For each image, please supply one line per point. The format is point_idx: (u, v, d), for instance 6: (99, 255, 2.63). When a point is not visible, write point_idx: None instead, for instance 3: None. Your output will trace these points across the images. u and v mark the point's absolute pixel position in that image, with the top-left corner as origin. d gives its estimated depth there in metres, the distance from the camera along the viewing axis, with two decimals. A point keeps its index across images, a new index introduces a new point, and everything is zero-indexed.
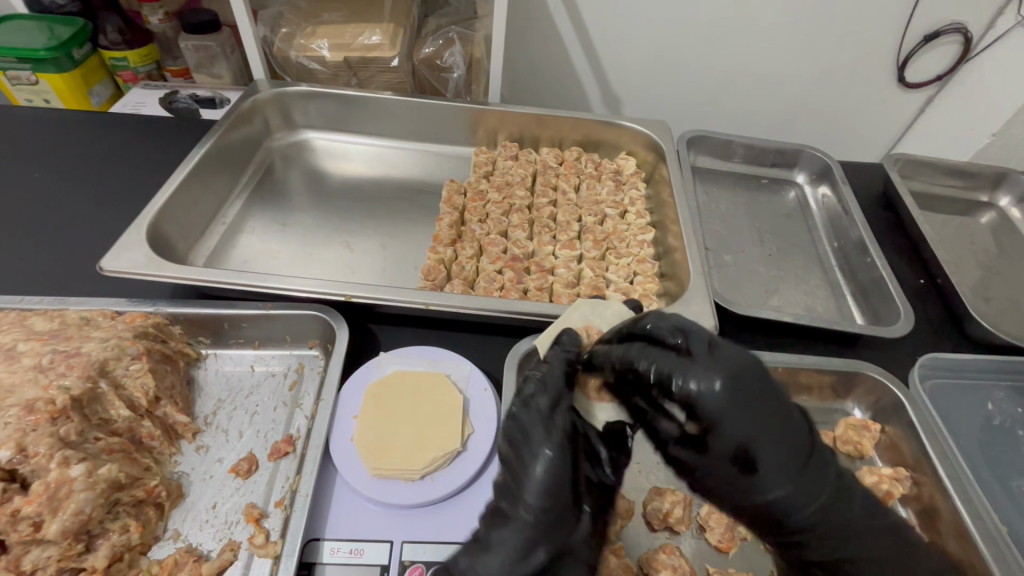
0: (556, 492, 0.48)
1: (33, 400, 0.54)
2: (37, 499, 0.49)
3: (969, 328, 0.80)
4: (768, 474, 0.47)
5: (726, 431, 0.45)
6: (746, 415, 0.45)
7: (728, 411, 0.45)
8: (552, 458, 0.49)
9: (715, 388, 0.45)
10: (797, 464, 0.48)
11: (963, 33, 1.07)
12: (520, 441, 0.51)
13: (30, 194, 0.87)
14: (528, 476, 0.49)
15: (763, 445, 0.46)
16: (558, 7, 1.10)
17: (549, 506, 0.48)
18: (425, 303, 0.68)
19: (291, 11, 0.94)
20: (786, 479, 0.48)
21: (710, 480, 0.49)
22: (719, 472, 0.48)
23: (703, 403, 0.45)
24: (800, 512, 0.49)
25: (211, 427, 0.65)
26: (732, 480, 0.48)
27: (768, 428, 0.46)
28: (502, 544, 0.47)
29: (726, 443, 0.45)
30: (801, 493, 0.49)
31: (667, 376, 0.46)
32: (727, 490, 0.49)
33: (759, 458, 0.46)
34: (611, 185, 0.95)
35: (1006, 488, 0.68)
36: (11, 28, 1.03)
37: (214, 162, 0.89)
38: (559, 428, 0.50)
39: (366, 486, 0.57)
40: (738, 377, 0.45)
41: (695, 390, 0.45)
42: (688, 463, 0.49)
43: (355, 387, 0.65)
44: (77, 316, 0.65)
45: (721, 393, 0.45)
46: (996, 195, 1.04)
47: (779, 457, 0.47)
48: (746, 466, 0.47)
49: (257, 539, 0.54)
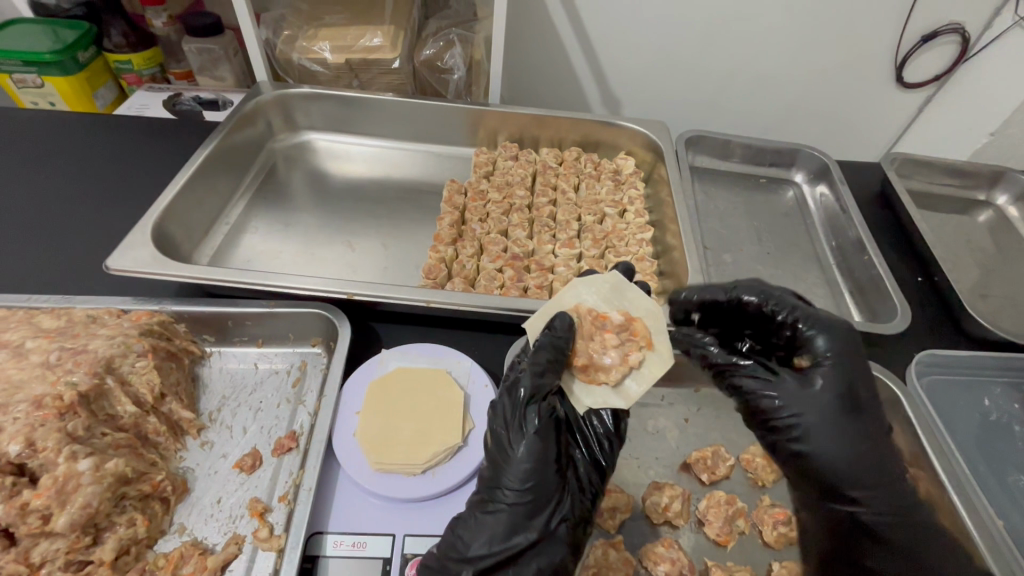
0: (529, 477, 0.49)
1: (41, 396, 0.55)
2: (46, 492, 0.50)
3: (965, 325, 0.80)
4: (817, 434, 0.55)
5: (820, 376, 0.56)
6: (849, 362, 0.56)
7: (842, 352, 0.57)
8: (528, 444, 0.49)
9: (820, 337, 0.58)
10: (850, 446, 0.54)
11: (959, 33, 1.08)
12: (499, 426, 0.52)
13: (36, 194, 0.89)
14: (505, 460, 0.50)
15: (813, 399, 0.55)
16: (558, 9, 1.11)
17: (523, 490, 0.49)
18: (426, 300, 0.69)
19: (293, 14, 0.96)
20: (867, 434, 0.55)
21: (806, 414, 0.55)
22: (823, 409, 0.55)
23: (824, 352, 0.57)
24: (838, 453, 0.54)
25: (215, 423, 0.65)
26: (823, 420, 0.55)
27: (845, 375, 0.56)
28: (480, 523, 0.48)
29: (774, 372, 0.58)
30: (872, 459, 0.54)
31: (782, 311, 0.60)
32: (818, 434, 0.55)
33: (813, 415, 0.55)
34: (609, 184, 0.96)
35: (1002, 482, 0.68)
36: (17, 32, 1.04)
37: (218, 164, 0.91)
38: (534, 416, 0.50)
39: (368, 480, 0.58)
40: (841, 354, 0.57)
41: (814, 336, 0.58)
42: (796, 406, 0.56)
43: (357, 382, 0.66)
44: (83, 314, 0.66)
45: (832, 338, 0.57)
46: (993, 193, 1.05)
47: (853, 432, 0.55)
48: (843, 411, 0.55)
49: (261, 533, 0.55)
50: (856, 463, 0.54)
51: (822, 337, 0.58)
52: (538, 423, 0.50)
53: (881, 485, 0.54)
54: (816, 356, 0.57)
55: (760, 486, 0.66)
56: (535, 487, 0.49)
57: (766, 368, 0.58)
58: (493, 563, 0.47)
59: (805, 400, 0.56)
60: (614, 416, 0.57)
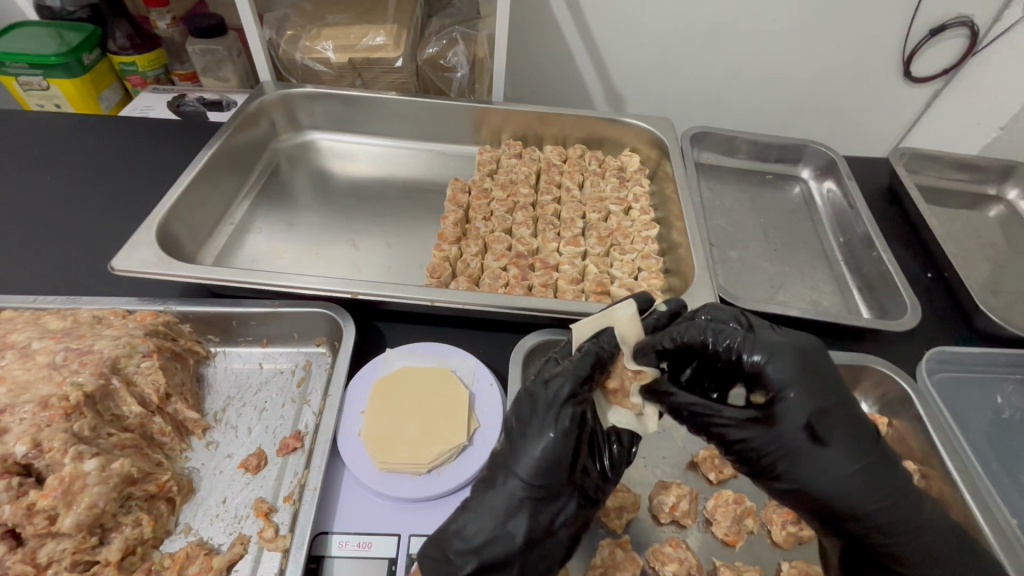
0: (545, 474, 0.49)
1: (47, 397, 0.55)
2: (52, 492, 0.50)
3: (976, 321, 0.79)
4: (800, 473, 0.52)
5: (785, 411, 0.51)
6: (809, 382, 0.51)
7: (799, 376, 0.51)
8: (552, 441, 0.49)
9: (772, 364, 0.52)
10: (839, 471, 0.51)
11: (968, 26, 1.07)
12: (529, 416, 0.51)
13: (42, 196, 0.89)
14: (525, 451, 0.50)
15: (786, 441, 0.52)
16: (560, 7, 1.11)
17: (534, 485, 0.49)
18: (431, 299, 0.69)
19: (296, 14, 0.96)
20: (856, 453, 0.52)
21: (781, 451, 0.52)
22: (795, 443, 0.51)
23: (780, 383, 0.51)
24: (828, 480, 0.51)
25: (220, 423, 0.65)
26: (799, 453, 0.52)
27: (812, 400, 0.51)
28: (486, 510, 0.49)
29: (739, 416, 0.53)
30: (867, 477, 0.51)
31: (729, 343, 0.53)
32: (799, 468, 0.52)
33: (792, 451, 0.52)
34: (614, 182, 0.95)
35: (1015, 480, 0.67)
36: (23, 35, 1.05)
37: (222, 164, 0.91)
38: (565, 416, 0.49)
39: (374, 479, 0.58)
40: (800, 380, 0.51)
41: (765, 364, 0.52)
42: (769, 446, 0.52)
43: (363, 382, 0.66)
44: (89, 315, 0.66)
45: (781, 365, 0.52)
46: (1004, 188, 1.03)
47: (836, 456, 0.52)
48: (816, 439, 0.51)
49: (267, 533, 0.55)
50: (851, 487, 0.51)
51: (774, 366, 0.52)
52: (568, 424, 0.49)
53: (890, 507, 0.51)
54: (778, 389, 0.52)
55: None
56: (547, 486, 0.49)
57: (729, 415, 0.53)
58: (489, 552, 0.48)
59: (781, 440, 0.52)
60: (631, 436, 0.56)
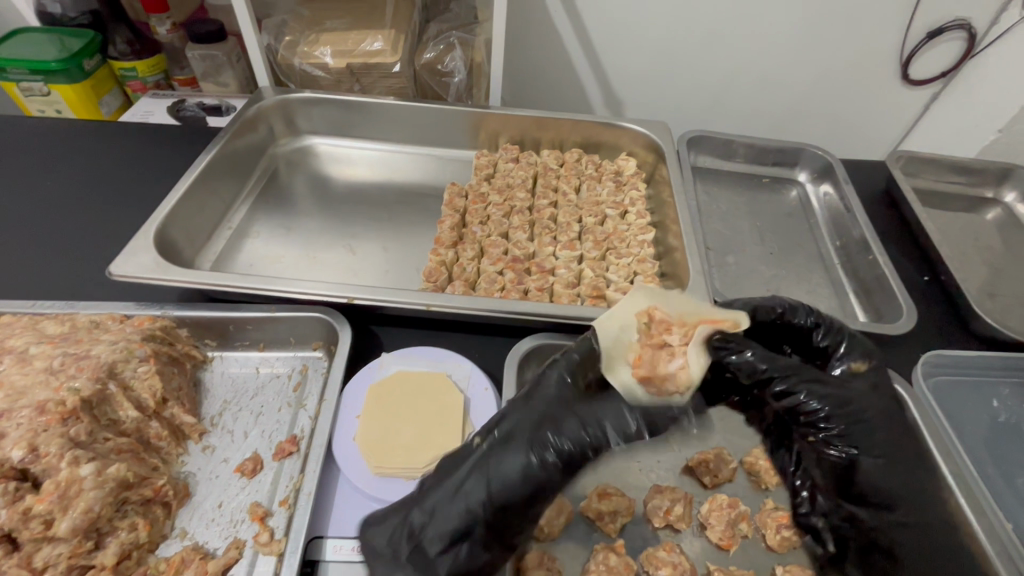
0: (508, 500, 0.48)
1: (44, 402, 0.56)
2: (48, 497, 0.51)
3: (973, 325, 0.79)
4: (867, 451, 0.51)
5: (863, 389, 0.53)
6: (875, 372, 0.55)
7: (870, 362, 0.55)
8: (527, 452, 0.48)
9: (848, 345, 0.56)
10: (897, 459, 0.52)
11: (966, 29, 1.07)
12: (494, 437, 0.50)
13: (43, 201, 0.90)
14: (501, 456, 0.49)
15: (864, 415, 0.52)
16: (558, 11, 1.11)
17: (495, 507, 0.48)
18: (426, 304, 0.69)
19: (294, 20, 0.97)
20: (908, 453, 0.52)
21: (855, 427, 0.51)
22: (872, 420, 0.52)
23: (854, 360, 0.55)
24: (873, 453, 0.51)
25: (217, 428, 0.66)
26: (866, 435, 0.52)
27: (875, 382, 0.54)
28: (440, 507, 0.49)
29: (818, 372, 0.53)
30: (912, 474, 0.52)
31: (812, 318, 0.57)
32: (864, 450, 0.51)
33: (858, 416, 0.51)
34: (610, 186, 0.95)
35: (1012, 484, 0.67)
36: (24, 41, 1.06)
37: (220, 168, 0.91)
38: (547, 429, 0.49)
39: (368, 484, 0.58)
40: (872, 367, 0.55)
41: (842, 342, 0.56)
42: (849, 422, 0.51)
43: (358, 387, 0.66)
44: (87, 320, 0.66)
45: (855, 347, 0.56)
46: (1001, 191, 1.04)
47: (900, 446, 0.52)
48: (885, 423, 0.52)
49: (262, 537, 0.55)
50: (902, 480, 0.51)
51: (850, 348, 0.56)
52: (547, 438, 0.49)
53: (909, 495, 0.51)
54: (849, 365, 0.55)
55: (763, 489, 0.65)
56: (512, 508, 0.48)
57: (809, 370, 0.52)
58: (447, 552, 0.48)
59: (847, 400, 0.52)
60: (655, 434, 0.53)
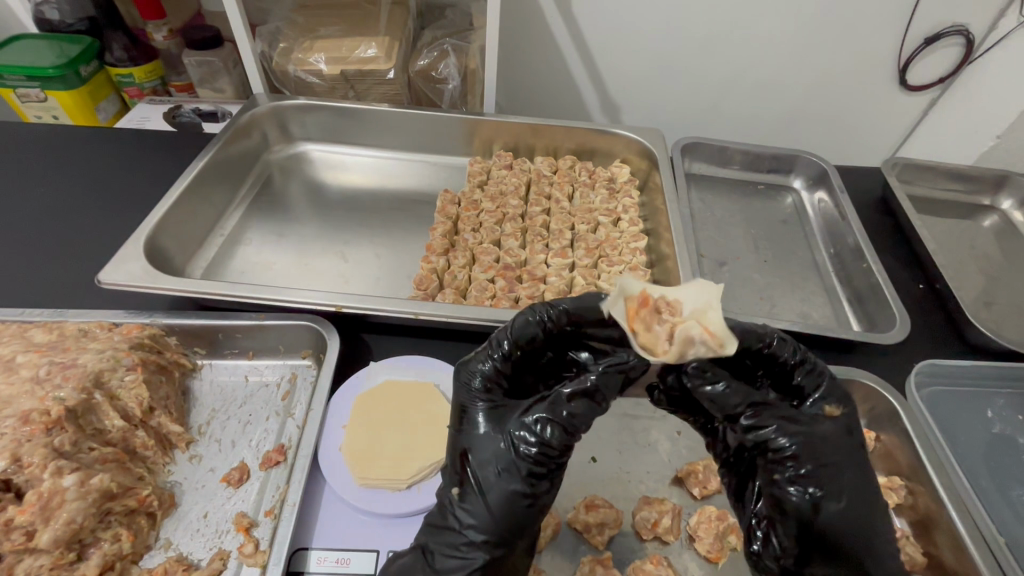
0: (522, 521, 0.47)
1: (29, 411, 0.56)
2: (30, 508, 0.51)
3: (968, 334, 0.79)
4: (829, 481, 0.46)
5: (828, 426, 0.49)
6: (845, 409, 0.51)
7: (846, 408, 0.51)
8: (501, 473, 0.47)
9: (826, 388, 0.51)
10: (854, 494, 0.47)
11: (963, 35, 1.07)
12: (473, 479, 0.48)
13: (36, 208, 0.90)
14: (480, 482, 0.48)
15: (827, 446, 0.48)
16: (554, 17, 1.11)
17: (512, 533, 0.47)
18: (415, 313, 0.69)
19: (289, 27, 0.97)
20: (865, 495, 0.48)
21: (818, 457, 0.47)
22: (836, 455, 0.47)
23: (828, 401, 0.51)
24: (837, 489, 0.47)
25: (204, 437, 0.65)
26: (833, 468, 0.47)
27: (851, 428, 0.50)
28: (449, 546, 0.47)
29: (788, 409, 0.49)
30: (865, 516, 0.47)
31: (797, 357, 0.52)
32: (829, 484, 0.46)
33: (827, 457, 0.47)
34: (603, 193, 0.95)
35: (1006, 496, 0.66)
36: (21, 47, 1.06)
37: (212, 175, 0.91)
38: (513, 443, 0.48)
39: (353, 495, 0.58)
40: (843, 404, 0.51)
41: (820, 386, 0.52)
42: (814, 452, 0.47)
43: (346, 396, 0.66)
44: (75, 328, 0.66)
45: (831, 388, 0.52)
46: (998, 199, 1.03)
47: (860, 484, 0.48)
48: (849, 459, 0.48)
49: (246, 548, 0.55)
50: (856, 518, 0.47)
51: (830, 387, 0.52)
52: (517, 454, 0.47)
53: (866, 533, 0.47)
54: (825, 408, 0.50)
55: None
56: (528, 522, 0.48)
57: (778, 407, 0.49)
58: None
59: (818, 440, 0.48)
60: (628, 375, 0.49)
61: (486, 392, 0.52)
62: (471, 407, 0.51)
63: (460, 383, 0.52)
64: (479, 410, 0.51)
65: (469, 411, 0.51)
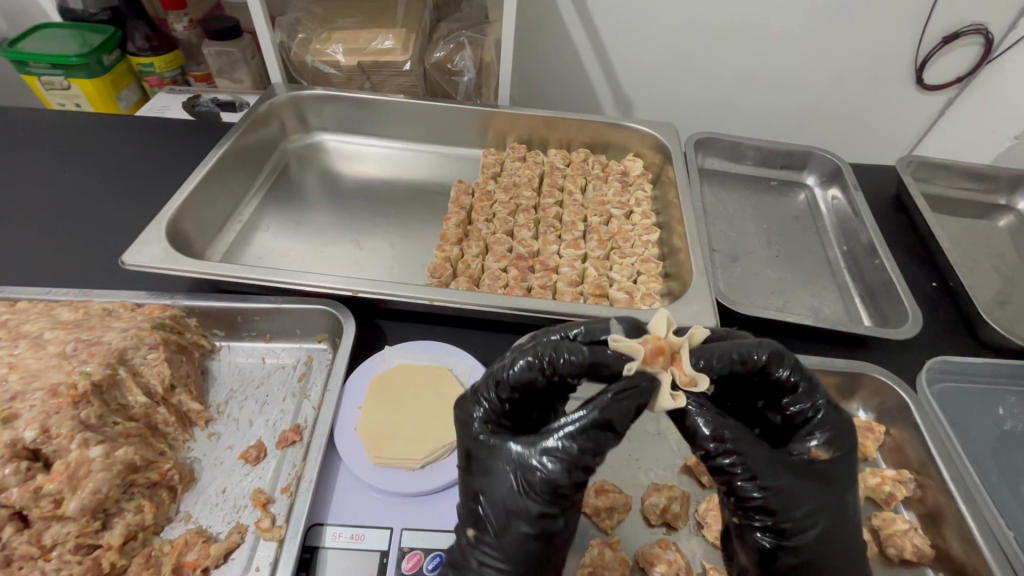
0: (539, 557, 0.48)
1: (56, 385, 0.57)
2: (58, 477, 0.52)
3: (981, 331, 0.79)
4: (801, 520, 0.48)
5: (806, 471, 0.49)
6: (836, 447, 0.50)
7: (836, 452, 0.50)
8: (516, 517, 0.47)
9: (820, 426, 0.50)
10: (828, 528, 0.48)
11: (982, 33, 1.06)
12: (488, 521, 0.49)
13: (60, 192, 0.92)
14: (496, 525, 0.48)
15: (802, 488, 0.48)
16: (569, 11, 1.12)
17: (532, 569, 0.48)
18: (430, 299, 0.70)
19: (308, 18, 0.98)
20: (839, 526, 0.49)
21: (791, 497, 0.47)
22: (811, 494, 0.48)
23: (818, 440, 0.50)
24: (809, 525, 0.48)
25: (223, 415, 0.67)
26: (807, 507, 0.48)
27: (838, 470, 0.50)
28: None
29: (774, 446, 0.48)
30: (838, 545, 0.49)
31: (800, 389, 0.50)
32: (801, 521, 0.48)
33: (799, 498, 0.47)
34: (616, 186, 0.95)
35: (1016, 493, 0.66)
36: (46, 36, 1.09)
37: (230, 164, 0.92)
38: (523, 484, 0.47)
39: (368, 474, 0.59)
40: (834, 446, 0.50)
41: (815, 424, 0.50)
42: (789, 491, 0.47)
43: (359, 379, 0.67)
44: (100, 307, 0.68)
45: (828, 427, 0.50)
46: (1014, 198, 1.02)
47: (835, 518, 0.49)
48: (826, 497, 0.48)
49: (263, 523, 0.57)
50: (826, 550, 0.48)
51: (822, 426, 0.50)
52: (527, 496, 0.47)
53: (839, 561, 0.49)
54: (811, 449, 0.50)
55: None
56: (547, 559, 0.48)
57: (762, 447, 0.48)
58: None
59: (792, 493, 0.47)
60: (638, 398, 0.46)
61: (491, 430, 0.51)
62: (478, 447, 0.51)
63: (463, 426, 0.52)
64: (484, 451, 0.50)
65: (474, 453, 0.51)
